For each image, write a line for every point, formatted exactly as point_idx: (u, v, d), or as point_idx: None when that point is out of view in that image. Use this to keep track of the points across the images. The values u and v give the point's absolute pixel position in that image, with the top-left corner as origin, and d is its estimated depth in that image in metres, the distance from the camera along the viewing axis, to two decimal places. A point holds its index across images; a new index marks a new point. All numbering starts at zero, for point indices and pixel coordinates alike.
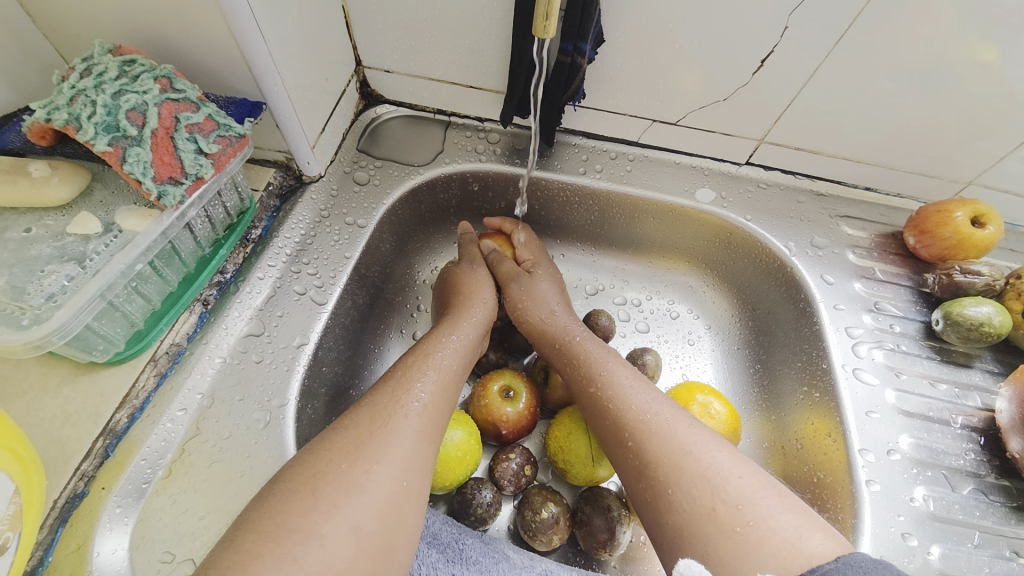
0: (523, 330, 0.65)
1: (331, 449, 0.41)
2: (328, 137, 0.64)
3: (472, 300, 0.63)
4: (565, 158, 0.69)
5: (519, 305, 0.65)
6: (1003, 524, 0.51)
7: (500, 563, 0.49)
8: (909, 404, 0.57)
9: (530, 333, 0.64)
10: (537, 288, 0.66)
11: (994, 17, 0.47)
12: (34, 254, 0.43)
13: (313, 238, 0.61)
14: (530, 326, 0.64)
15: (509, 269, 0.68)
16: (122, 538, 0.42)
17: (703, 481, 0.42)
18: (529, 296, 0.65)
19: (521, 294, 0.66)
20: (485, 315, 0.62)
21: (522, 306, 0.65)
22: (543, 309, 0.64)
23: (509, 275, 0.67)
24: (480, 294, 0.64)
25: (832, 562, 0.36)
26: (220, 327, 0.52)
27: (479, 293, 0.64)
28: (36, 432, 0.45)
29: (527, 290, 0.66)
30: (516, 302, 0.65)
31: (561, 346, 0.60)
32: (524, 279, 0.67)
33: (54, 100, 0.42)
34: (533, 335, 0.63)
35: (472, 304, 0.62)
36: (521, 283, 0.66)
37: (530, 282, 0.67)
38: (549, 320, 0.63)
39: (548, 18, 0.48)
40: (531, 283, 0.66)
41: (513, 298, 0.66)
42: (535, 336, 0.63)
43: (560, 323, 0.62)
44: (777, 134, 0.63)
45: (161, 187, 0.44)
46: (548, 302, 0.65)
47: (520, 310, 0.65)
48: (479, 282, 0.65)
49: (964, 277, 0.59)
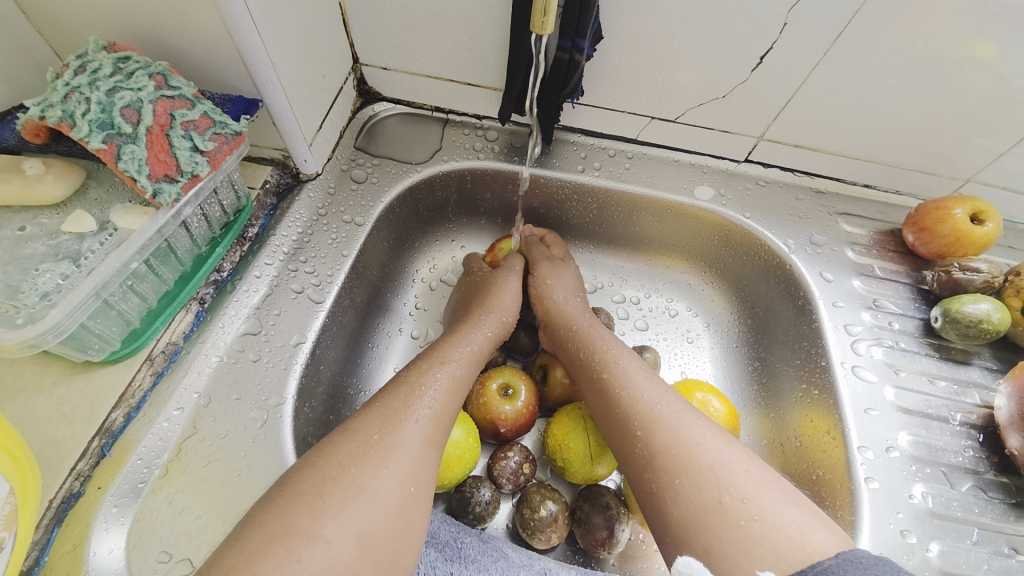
0: (540, 309, 0.65)
1: (340, 452, 0.41)
2: (325, 134, 0.63)
3: (488, 310, 0.62)
4: (563, 155, 0.69)
5: (544, 285, 0.66)
6: (1001, 521, 0.51)
7: (499, 561, 0.49)
8: (908, 401, 0.57)
9: (548, 314, 0.64)
10: (560, 273, 0.67)
11: (992, 14, 0.47)
12: (29, 252, 0.43)
13: (311, 236, 0.60)
14: (551, 304, 0.65)
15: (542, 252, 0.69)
16: (119, 538, 0.42)
17: (709, 473, 0.42)
18: (554, 277, 0.67)
19: (548, 272, 0.67)
20: (498, 326, 0.62)
21: (545, 286, 0.66)
22: (566, 291, 0.66)
23: (540, 257, 0.68)
24: (501, 304, 0.64)
25: (833, 558, 0.36)
26: (217, 325, 0.52)
27: (497, 301, 0.64)
28: (32, 431, 0.44)
29: (553, 272, 0.67)
30: (542, 279, 0.67)
31: (577, 331, 0.60)
32: (556, 263, 0.68)
33: (49, 97, 0.41)
34: (551, 314, 0.64)
35: (488, 314, 0.62)
36: (552, 265, 0.68)
37: (561, 267, 0.68)
38: (569, 303, 0.64)
39: (547, 14, 0.48)
40: (559, 268, 0.68)
41: (542, 276, 0.67)
42: (551, 316, 0.64)
43: (577, 309, 0.63)
44: (775, 131, 0.63)
45: (156, 185, 0.43)
46: (569, 289, 0.66)
47: (545, 287, 0.66)
48: (501, 280, 0.66)
49: (963, 274, 0.59)
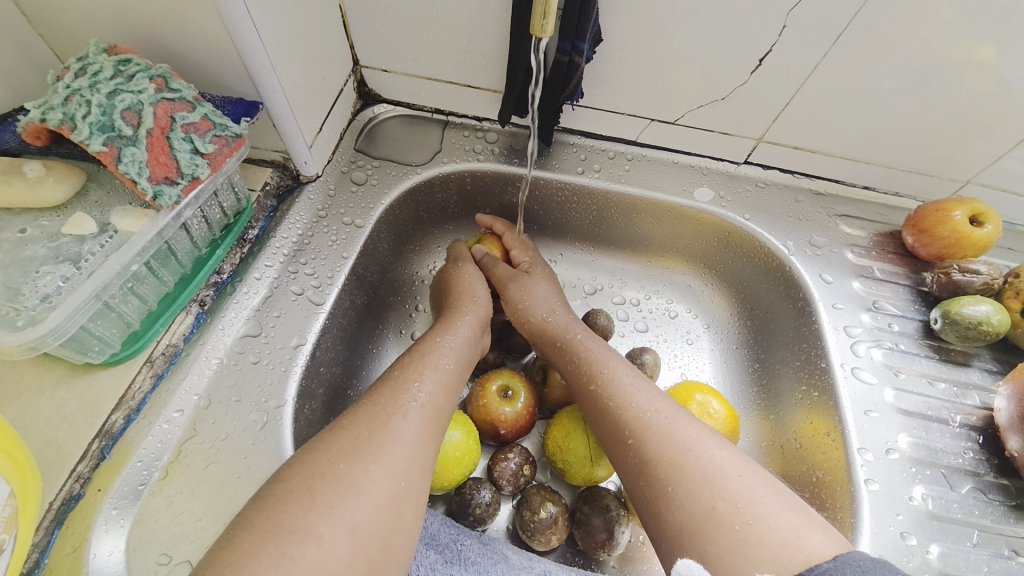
0: (523, 330, 0.65)
1: (330, 449, 0.41)
2: (325, 137, 0.63)
3: (463, 300, 0.63)
4: (563, 157, 0.69)
5: (518, 305, 0.65)
6: (1002, 523, 0.51)
7: (499, 563, 0.49)
8: (908, 403, 0.57)
9: (533, 333, 0.63)
10: (532, 290, 0.66)
11: (992, 17, 0.47)
12: (29, 254, 0.43)
13: (311, 238, 0.60)
14: (532, 326, 0.63)
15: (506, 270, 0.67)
16: (118, 540, 0.42)
17: (703, 478, 0.42)
18: (526, 296, 0.65)
19: (519, 293, 0.65)
20: (478, 314, 0.62)
21: (521, 308, 0.65)
22: (544, 307, 0.64)
23: (506, 276, 0.67)
24: (472, 292, 0.64)
25: (830, 561, 0.35)
26: (216, 328, 0.52)
27: (472, 291, 0.64)
28: (32, 434, 0.44)
29: (523, 291, 0.65)
30: (515, 304, 0.65)
31: (563, 344, 0.60)
32: (522, 279, 0.66)
33: (49, 100, 0.41)
34: (536, 334, 0.63)
35: (466, 304, 0.62)
36: (519, 282, 0.66)
37: (529, 282, 0.66)
38: (550, 319, 0.63)
39: (546, 17, 0.48)
40: (528, 284, 0.66)
41: (513, 298, 0.65)
42: (538, 336, 0.63)
43: (563, 320, 0.63)
44: (775, 133, 0.63)
45: (157, 187, 0.44)
46: (547, 303, 0.65)
47: (521, 311, 0.64)
48: (470, 276, 0.65)
49: (963, 276, 0.59)
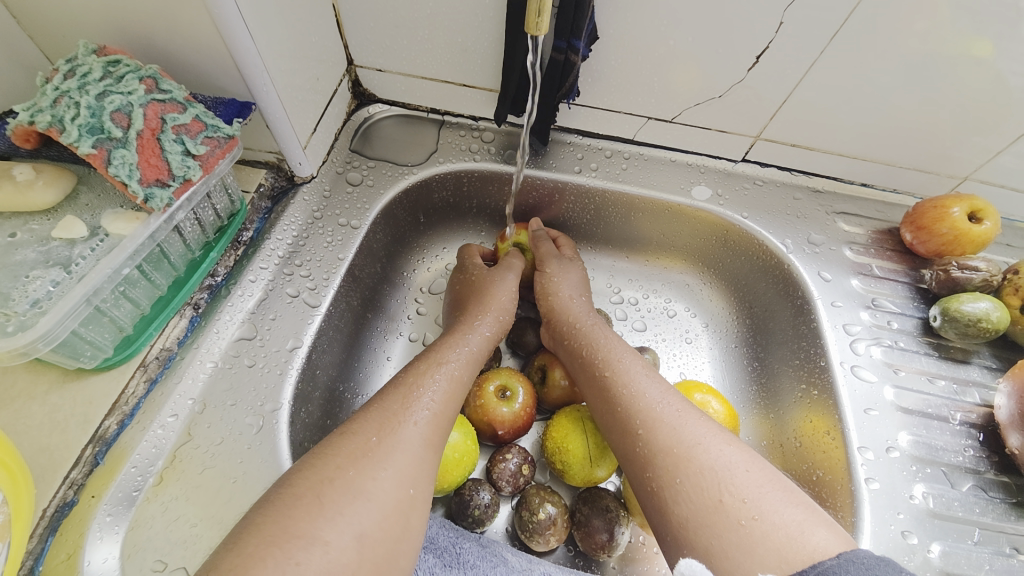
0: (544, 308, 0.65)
1: (339, 454, 0.41)
2: (320, 137, 0.63)
3: (483, 309, 0.62)
4: (561, 156, 0.69)
5: (549, 282, 0.66)
6: (1002, 521, 0.51)
7: (498, 567, 0.49)
8: (908, 401, 0.56)
9: (550, 311, 0.64)
10: (566, 272, 0.67)
11: (989, 13, 0.47)
12: (19, 259, 0.43)
13: (306, 240, 0.60)
14: (555, 301, 0.65)
15: (548, 251, 0.68)
16: (113, 547, 0.42)
17: (710, 472, 0.42)
18: (559, 276, 0.66)
19: (555, 271, 0.66)
20: (492, 327, 0.61)
21: (550, 282, 0.66)
22: (572, 290, 0.65)
23: (548, 254, 0.67)
24: (491, 301, 0.63)
25: (834, 558, 0.35)
26: (211, 330, 0.52)
27: (489, 299, 0.63)
28: (24, 440, 0.44)
29: (559, 271, 0.66)
30: (547, 278, 0.66)
31: (582, 327, 0.60)
32: (562, 260, 0.68)
33: (38, 102, 0.41)
34: (554, 311, 0.64)
35: (482, 313, 0.62)
36: (560, 262, 0.67)
37: (563, 266, 0.67)
38: (574, 301, 0.64)
39: (541, 14, 0.47)
40: (566, 266, 0.67)
41: (548, 274, 0.66)
42: (556, 313, 0.64)
43: (582, 309, 0.63)
44: (773, 131, 0.63)
45: (148, 190, 0.43)
46: (575, 288, 0.66)
47: (547, 287, 0.66)
48: (496, 286, 0.65)
49: (962, 273, 0.59)
